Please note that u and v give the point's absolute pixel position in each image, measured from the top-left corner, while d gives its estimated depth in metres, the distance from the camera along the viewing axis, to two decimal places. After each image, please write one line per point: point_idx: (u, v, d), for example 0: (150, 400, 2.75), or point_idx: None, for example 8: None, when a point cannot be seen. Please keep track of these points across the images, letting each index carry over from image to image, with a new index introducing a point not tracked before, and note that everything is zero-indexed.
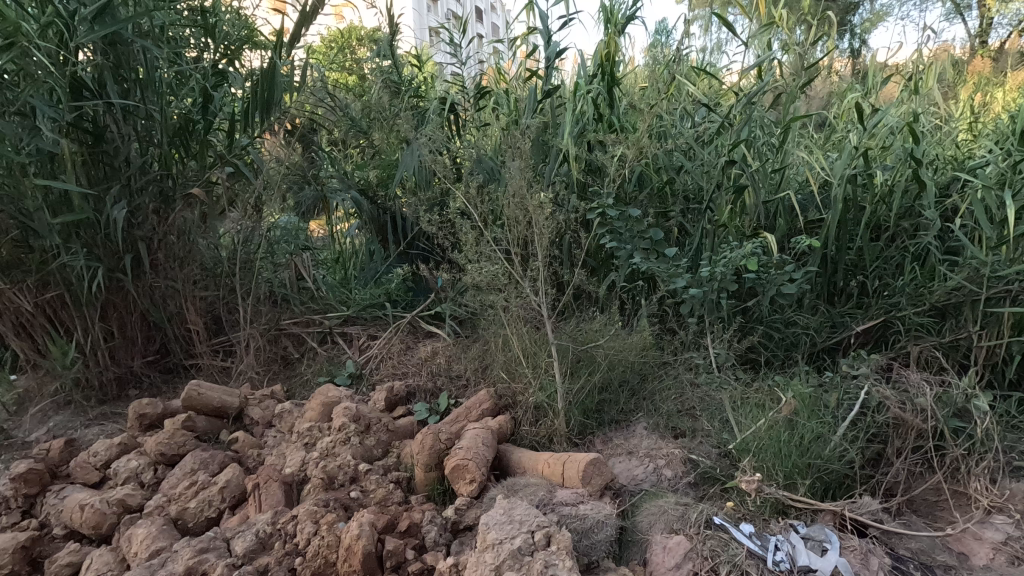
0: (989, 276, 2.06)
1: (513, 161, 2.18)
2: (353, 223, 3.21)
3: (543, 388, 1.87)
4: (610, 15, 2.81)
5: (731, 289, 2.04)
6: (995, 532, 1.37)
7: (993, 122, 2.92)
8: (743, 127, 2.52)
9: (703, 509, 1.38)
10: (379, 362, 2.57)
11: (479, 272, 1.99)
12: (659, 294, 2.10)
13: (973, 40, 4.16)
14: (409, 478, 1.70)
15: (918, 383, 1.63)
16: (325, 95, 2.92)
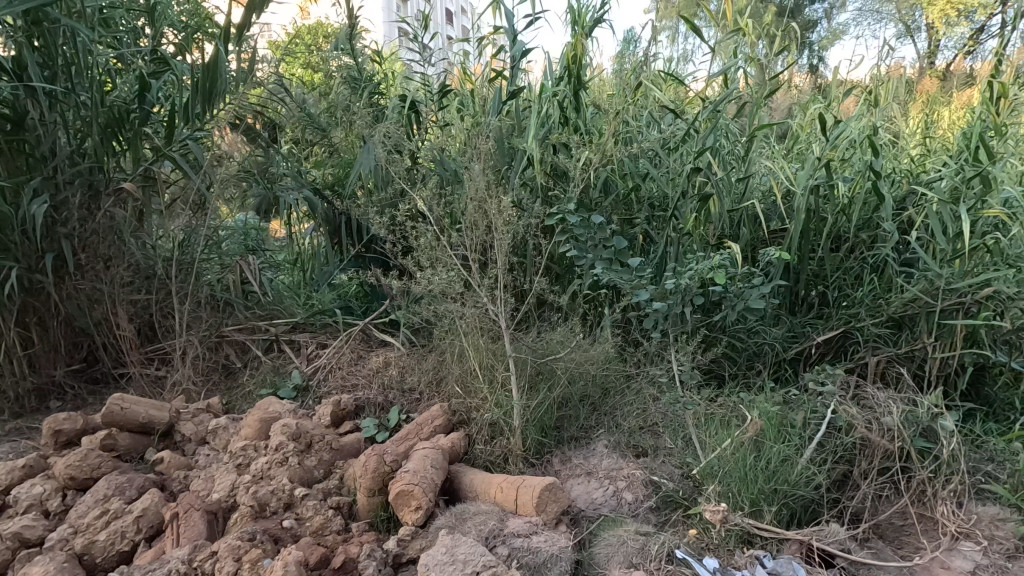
0: (944, 288, 2.05)
1: (473, 163, 2.07)
2: (308, 226, 2.95)
3: (499, 404, 1.76)
4: (578, 16, 2.71)
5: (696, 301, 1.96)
6: (964, 560, 1.32)
7: (946, 138, 2.97)
8: (709, 135, 2.46)
9: (664, 541, 1.31)
10: (327, 373, 2.43)
11: (433, 280, 1.86)
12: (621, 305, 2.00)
13: (925, 61, 4.28)
14: (350, 502, 1.57)
15: (884, 402, 1.59)
16: (281, 90, 2.83)
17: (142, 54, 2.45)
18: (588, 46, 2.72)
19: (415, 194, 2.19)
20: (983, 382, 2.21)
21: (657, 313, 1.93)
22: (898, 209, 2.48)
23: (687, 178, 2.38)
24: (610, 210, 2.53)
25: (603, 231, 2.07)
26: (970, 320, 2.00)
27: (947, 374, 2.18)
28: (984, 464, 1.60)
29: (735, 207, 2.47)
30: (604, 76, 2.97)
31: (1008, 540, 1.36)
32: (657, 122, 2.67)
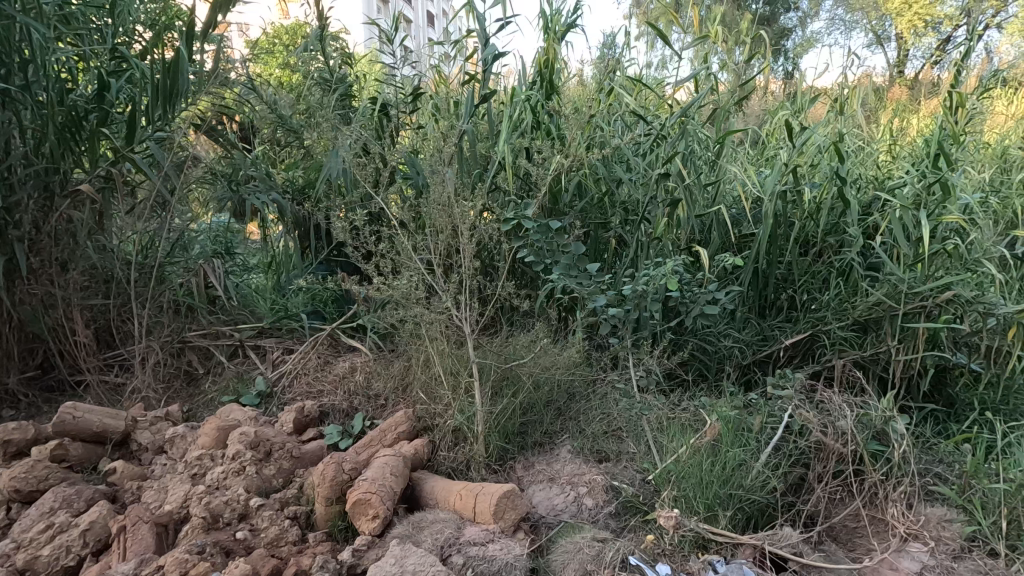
0: (907, 292, 2.08)
1: (440, 167, 2.05)
2: (278, 230, 2.86)
3: (463, 410, 1.76)
4: (550, 21, 2.71)
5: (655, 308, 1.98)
6: (911, 562, 1.35)
7: (910, 145, 3.04)
8: (679, 140, 2.47)
9: (620, 547, 1.31)
10: (292, 379, 2.39)
11: (393, 285, 1.84)
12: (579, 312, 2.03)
13: (893, 70, 4.38)
14: (308, 512, 1.55)
15: (839, 405, 1.62)
16: (250, 91, 2.77)
17: (102, 51, 2.37)
18: (561, 52, 2.72)
19: (382, 197, 2.16)
20: (941, 385, 2.26)
21: (611, 318, 1.96)
22: (863, 214, 2.52)
23: (655, 183, 2.39)
24: (581, 214, 2.54)
25: (560, 237, 2.07)
26: (932, 324, 2.03)
27: (909, 377, 2.22)
28: (935, 466, 1.64)
29: (703, 211, 2.47)
30: (579, 81, 2.97)
31: (953, 540, 1.40)
32: (630, 127, 2.67)
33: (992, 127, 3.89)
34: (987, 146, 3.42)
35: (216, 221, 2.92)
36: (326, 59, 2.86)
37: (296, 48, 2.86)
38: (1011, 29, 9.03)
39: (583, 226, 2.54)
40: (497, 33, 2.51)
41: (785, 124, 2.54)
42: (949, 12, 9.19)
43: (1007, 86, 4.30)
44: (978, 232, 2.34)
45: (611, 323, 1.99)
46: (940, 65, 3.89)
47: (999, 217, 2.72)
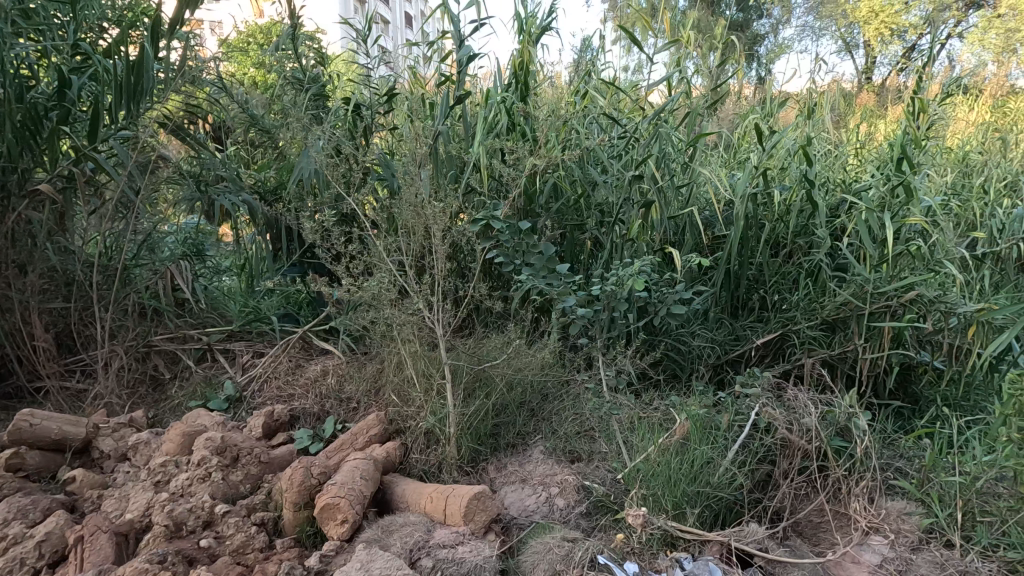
0: (873, 292, 2.12)
1: (412, 168, 2.03)
2: (248, 232, 2.80)
3: (435, 412, 1.75)
4: (525, 23, 2.70)
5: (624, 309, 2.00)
6: (872, 554, 1.39)
7: (876, 149, 3.11)
8: (652, 143, 2.50)
9: (589, 546, 1.32)
10: (262, 383, 2.35)
11: (363, 287, 1.82)
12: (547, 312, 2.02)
13: (862, 76, 4.49)
14: (276, 518, 1.53)
15: (805, 403, 1.65)
16: (220, 90, 2.71)
17: (64, 47, 2.30)
18: (536, 54, 2.72)
19: (354, 199, 2.13)
20: (906, 382, 2.32)
21: (581, 319, 1.97)
22: (831, 216, 2.57)
23: (629, 185, 2.41)
24: (556, 215, 2.55)
25: (529, 238, 2.07)
26: (897, 323, 2.09)
27: (875, 375, 2.27)
28: (897, 461, 1.68)
29: (676, 213, 2.49)
30: (555, 83, 2.98)
31: (912, 533, 1.44)
32: (605, 128, 2.68)
33: (954, 132, 4.02)
34: (949, 151, 3.52)
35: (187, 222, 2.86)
36: (298, 58, 2.81)
37: (267, 46, 2.80)
38: (973, 38, 9.34)
39: (558, 227, 2.55)
40: (471, 35, 2.51)
41: (756, 128, 2.58)
42: (914, 20, 9.48)
43: (968, 92, 4.44)
44: (940, 233, 2.41)
45: (578, 325, 1.99)
46: (906, 71, 3.99)
47: (960, 219, 2.80)
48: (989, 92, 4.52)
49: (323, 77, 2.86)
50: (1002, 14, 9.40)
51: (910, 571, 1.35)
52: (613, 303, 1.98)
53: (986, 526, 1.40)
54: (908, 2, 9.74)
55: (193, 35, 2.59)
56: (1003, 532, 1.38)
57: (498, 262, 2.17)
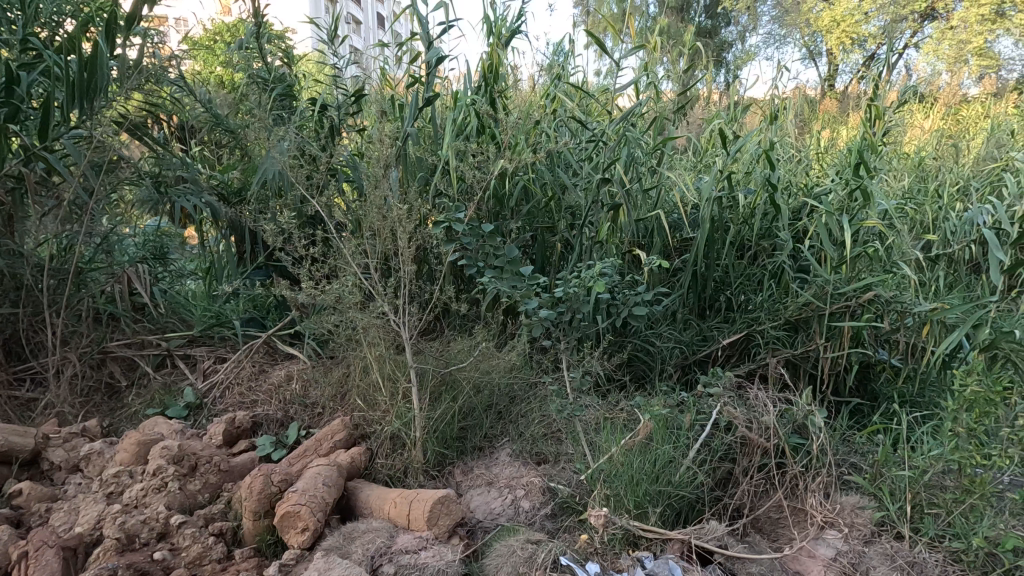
0: (833, 293, 2.18)
1: (378, 170, 2.01)
2: (210, 234, 2.71)
3: (400, 416, 1.74)
4: (494, 26, 2.69)
5: (590, 312, 2.02)
6: (827, 548, 1.43)
7: (837, 155, 3.21)
8: (620, 146, 2.52)
9: (552, 548, 1.33)
10: (224, 390, 2.29)
11: (326, 291, 1.79)
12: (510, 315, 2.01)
13: (825, 83, 4.62)
14: (236, 527, 1.50)
15: (765, 402, 1.70)
16: (182, 88, 2.64)
17: (12, 42, 2.21)
18: (505, 58, 2.72)
19: (319, 201, 2.10)
20: (865, 380, 2.38)
21: (544, 320, 1.98)
22: (794, 220, 2.63)
23: (597, 188, 2.42)
24: (526, 218, 2.55)
25: (494, 240, 2.07)
26: (856, 323, 2.14)
27: (836, 373, 2.32)
28: (852, 457, 1.73)
29: (642, 215, 2.52)
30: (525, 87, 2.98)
31: (865, 526, 1.48)
32: (574, 131, 2.69)
33: (910, 139, 4.17)
34: (906, 157, 3.65)
35: (153, 224, 2.75)
36: (263, 58, 2.75)
37: (230, 45, 2.73)
38: (928, 48, 9.72)
39: (528, 230, 2.56)
40: (440, 37, 2.49)
41: (720, 133, 2.63)
42: (873, 30, 9.83)
43: (923, 100, 4.61)
44: (896, 236, 2.49)
45: (539, 327, 2.00)
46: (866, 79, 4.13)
47: (915, 222, 2.90)
48: (943, 101, 4.71)
49: (288, 77, 2.80)
50: (955, 26, 9.82)
51: (863, 563, 1.40)
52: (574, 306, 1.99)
53: (933, 517, 1.45)
54: (868, 12, 10.09)
55: (153, 31, 2.51)
56: (948, 523, 1.43)
57: (466, 265, 2.17)
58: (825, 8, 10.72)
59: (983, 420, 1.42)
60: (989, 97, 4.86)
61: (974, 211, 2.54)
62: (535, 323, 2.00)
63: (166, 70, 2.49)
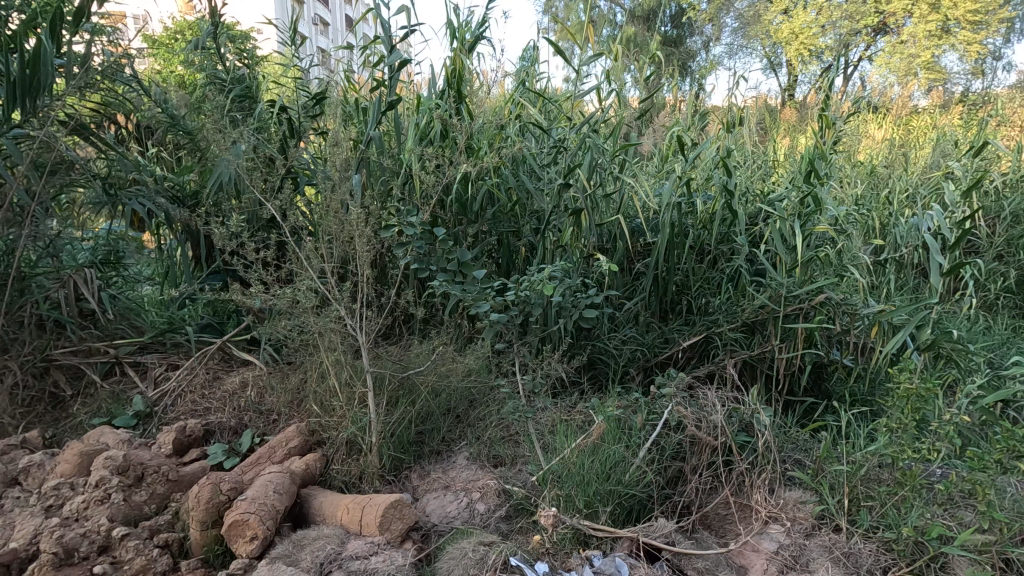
0: (787, 296, 2.23)
1: (334, 175, 1.98)
2: (164, 238, 2.61)
3: (356, 421, 1.75)
4: (457, 31, 2.65)
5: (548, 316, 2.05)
6: (770, 542, 1.50)
7: (794, 162, 3.30)
8: (582, 152, 2.54)
9: (502, 549, 1.36)
10: (176, 398, 2.24)
11: (279, 296, 1.76)
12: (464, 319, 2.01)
13: (786, 93, 4.76)
14: (183, 538, 1.47)
15: (715, 402, 1.76)
16: (135, 87, 2.54)
17: None
18: (469, 63, 2.68)
19: (275, 205, 2.06)
20: (820, 380, 2.46)
21: (501, 324, 1.99)
22: (751, 224, 2.70)
23: (558, 193, 2.44)
24: (491, 221, 2.53)
25: (447, 245, 2.08)
26: (808, 324, 2.20)
27: (791, 374, 2.37)
28: (798, 453, 1.80)
29: (602, 220, 2.53)
30: (490, 92, 2.97)
31: (806, 520, 1.55)
32: (539, 137, 2.70)
33: (864, 148, 4.35)
34: (859, 165, 3.80)
35: (107, 227, 2.61)
36: (221, 58, 2.68)
37: (186, 45, 2.65)
38: (881, 61, 10.15)
39: (492, 233, 2.54)
40: (401, 40, 2.45)
41: (680, 141, 2.68)
42: (830, 43, 10.23)
43: (876, 111, 4.82)
44: (847, 240, 2.57)
45: (495, 330, 1.98)
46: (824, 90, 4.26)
47: (867, 228, 3.02)
48: (894, 112, 4.94)
49: (247, 78, 2.73)
50: (905, 41, 10.31)
51: (803, 556, 1.46)
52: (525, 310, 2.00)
53: (868, 509, 1.51)
54: (824, 25, 10.48)
55: (107, 29, 2.42)
56: (882, 515, 1.49)
57: (424, 270, 2.17)
58: (785, 20, 11.09)
59: (915, 415, 1.49)
60: (935, 109, 5.11)
61: (920, 217, 2.63)
62: (490, 327, 1.98)
63: (120, 68, 2.40)
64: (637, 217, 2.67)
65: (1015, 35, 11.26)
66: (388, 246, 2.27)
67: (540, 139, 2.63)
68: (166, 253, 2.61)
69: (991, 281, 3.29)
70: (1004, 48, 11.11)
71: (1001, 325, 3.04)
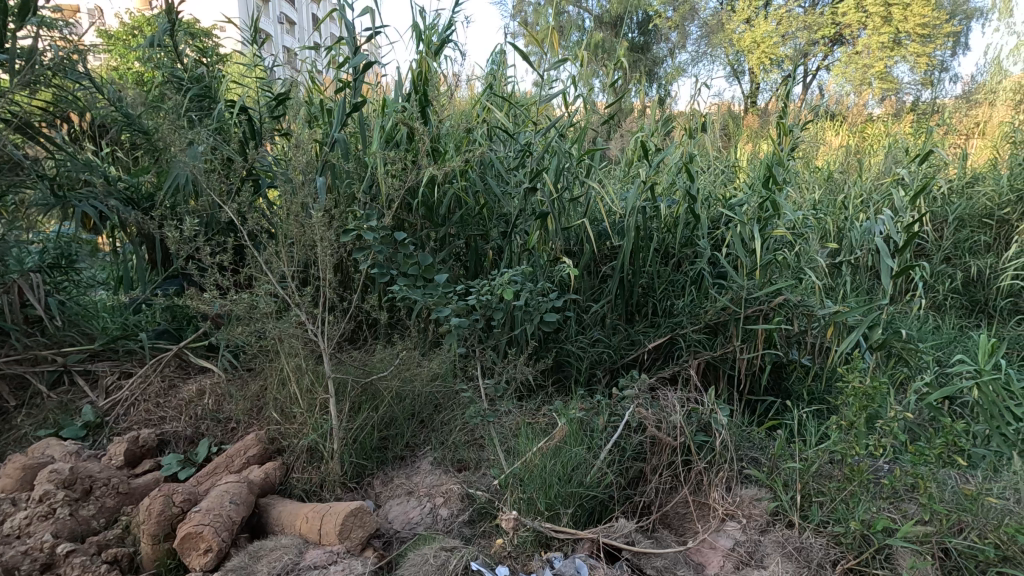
0: (746, 298, 2.29)
1: (294, 177, 1.94)
2: (119, 241, 2.50)
3: (317, 428, 1.73)
4: (424, 33, 2.62)
5: (513, 320, 2.06)
6: (726, 539, 1.54)
7: (756, 167, 3.38)
8: (548, 155, 2.55)
9: (463, 554, 1.37)
10: (128, 407, 2.17)
11: (235, 302, 1.72)
12: (428, 323, 2.00)
13: (749, 101, 4.88)
14: (133, 553, 1.42)
15: (674, 403, 1.79)
16: (89, 84, 2.44)
17: None
18: (436, 67, 2.67)
19: (234, 208, 2.00)
20: (780, 379, 2.52)
21: (464, 328, 1.99)
22: (714, 228, 2.75)
23: (524, 197, 2.44)
24: (458, 225, 2.52)
25: (407, 248, 2.07)
26: (767, 325, 2.26)
27: (752, 374, 2.43)
28: (755, 451, 1.85)
29: (569, 224, 2.54)
30: (458, 97, 2.95)
31: (761, 516, 1.60)
32: (506, 141, 2.70)
33: (821, 154, 4.50)
34: (816, 171, 3.93)
35: (58, 230, 2.50)
36: (179, 56, 2.59)
37: (142, 41, 2.56)
38: (838, 70, 10.52)
39: (459, 236, 2.53)
40: (366, 42, 2.42)
41: (645, 146, 2.71)
42: (789, 52, 10.57)
43: (832, 119, 4.99)
44: (805, 243, 2.64)
45: (459, 334, 1.98)
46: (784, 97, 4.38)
47: (824, 231, 3.12)
48: (849, 120, 5.12)
49: (207, 78, 2.65)
50: (860, 51, 10.75)
51: (758, 552, 1.50)
52: (488, 314, 2.00)
53: (819, 505, 1.56)
54: (784, 34, 10.86)
55: (59, 23, 2.32)
56: (832, 510, 1.54)
57: (387, 274, 2.15)
58: (747, 30, 11.44)
59: (863, 413, 1.54)
60: (888, 117, 5.31)
61: (873, 222, 2.72)
62: (452, 331, 1.98)
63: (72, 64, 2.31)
64: (602, 221, 2.70)
65: (959, 49, 11.85)
66: (351, 250, 2.24)
67: (507, 143, 2.63)
68: (119, 257, 2.51)
69: (940, 282, 3.44)
70: (950, 60, 11.66)
71: (949, 324, 3.18)
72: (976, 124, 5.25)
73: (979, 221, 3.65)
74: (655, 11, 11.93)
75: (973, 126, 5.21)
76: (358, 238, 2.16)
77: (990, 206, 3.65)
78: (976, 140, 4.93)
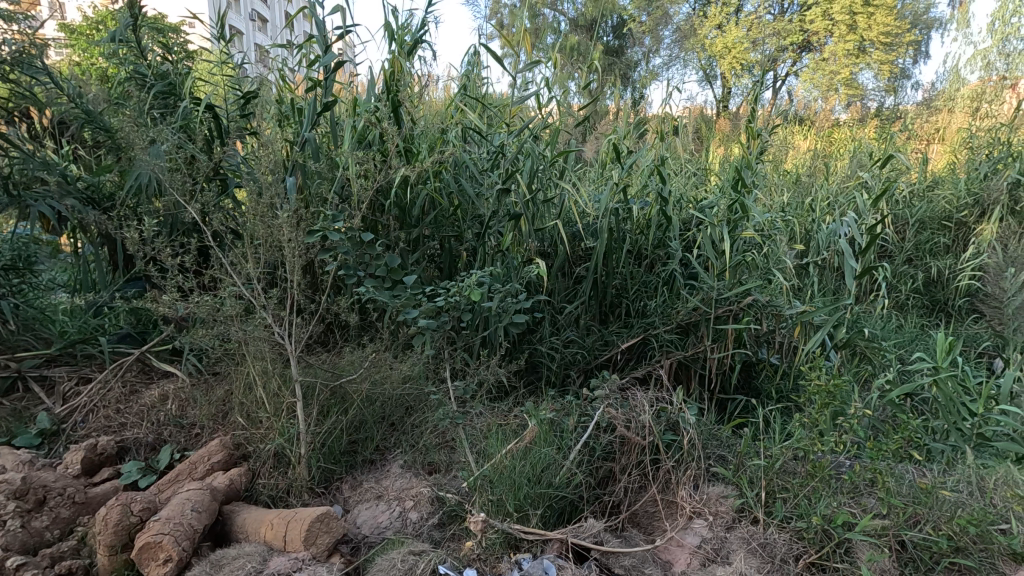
0: (716, 298, 2.33)
1: (261, 177, 1.90)
2: (79, 242, 2.42)
3: (284, 433, 1.70)
4: (397, 33, 2.59)
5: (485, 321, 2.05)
6: (693, 537, 1.57)
7: (727, 170, 3.44)
8: (522, 156, 2.55)
9: (431, 558, 1.36)
10: (87, 414, 2.09)
11: (198, 305, 1.67)
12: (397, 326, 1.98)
13: (722, 104, 4.98)
14: (89, 565, 1.38)
15: (645, 403, 1.81)
16: (48, 80, 2.36)
17: None
18: (409, 67, 2.65)
19: (199, 209, 1.95)
20: (749, 378, 2.57)
21: (435, 331, 1.97)
22: (685, 229, 2.78)
23: (498, 198, 2.44)
24: (431, 226, 2.50)
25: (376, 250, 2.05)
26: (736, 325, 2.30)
27: (722, 373, 2.47)
28: (724, 450, 1.88)
29: (542, 225, 2.54)
30: (432, 97, 2.93)
31: (727, 513, 1.62)
32: (479, 142, 2.69)
33: (790, 158, 4.61)
34: (785, 174, 4.02)
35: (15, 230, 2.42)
36: (143, 52, 2.52)
37: (104, 36, 2.48)
38: (806, 76, 10.81)
39: (433, 237, 2.51)
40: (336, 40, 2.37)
41: (617, 148, 2.73)
42: (759, 58, 10.83)
43: (800, 124, 5.12)
44: (773, 244, 2.69)
45: (429, 336, 1.96)
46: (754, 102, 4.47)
47: (792, 233, 3.19)
48: (817, 125, 5.26)
49: (172, 75, 2.57)
50: (827, 58, 11.04)
51: (723, 549, 1.53)
52: (458, 315, 1.99)
53: (782, 501, 1.59)
54: (755, 41, 11.13)
55: (16, 16, 2.25)
56: (795, 506, 1.58)
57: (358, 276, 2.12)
58: (719, 36, 11.70)
59: (825, 411, 1.58)
60: (854, 122, 5.47)
61: (838, 224, 2.79)
62: (422, 333, 1.96)
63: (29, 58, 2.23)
64: (576, 222, 2.70)
65: (920, 57, 12.27)
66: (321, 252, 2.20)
67: (480, 144, 2.61)
68: (80, 258, 2.43)
69: (902, 282, 3.55)
70: (911, 68, 12.08)
71: (911, 323, 3.27)
72: (937, 130, 5.44)
73: (938, 224, 3.78)
74: (631, 15, 12.11)
75: (934, 131, 5.40)
76: (328, 239, 2.12)
77: (949, 209, 3.78)
78: (937, 146, 5.11)
